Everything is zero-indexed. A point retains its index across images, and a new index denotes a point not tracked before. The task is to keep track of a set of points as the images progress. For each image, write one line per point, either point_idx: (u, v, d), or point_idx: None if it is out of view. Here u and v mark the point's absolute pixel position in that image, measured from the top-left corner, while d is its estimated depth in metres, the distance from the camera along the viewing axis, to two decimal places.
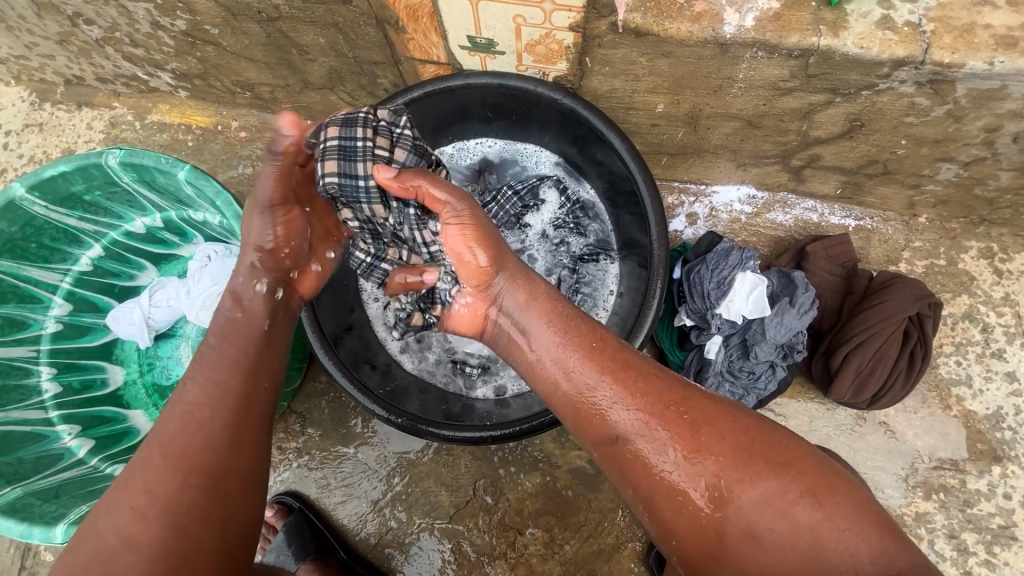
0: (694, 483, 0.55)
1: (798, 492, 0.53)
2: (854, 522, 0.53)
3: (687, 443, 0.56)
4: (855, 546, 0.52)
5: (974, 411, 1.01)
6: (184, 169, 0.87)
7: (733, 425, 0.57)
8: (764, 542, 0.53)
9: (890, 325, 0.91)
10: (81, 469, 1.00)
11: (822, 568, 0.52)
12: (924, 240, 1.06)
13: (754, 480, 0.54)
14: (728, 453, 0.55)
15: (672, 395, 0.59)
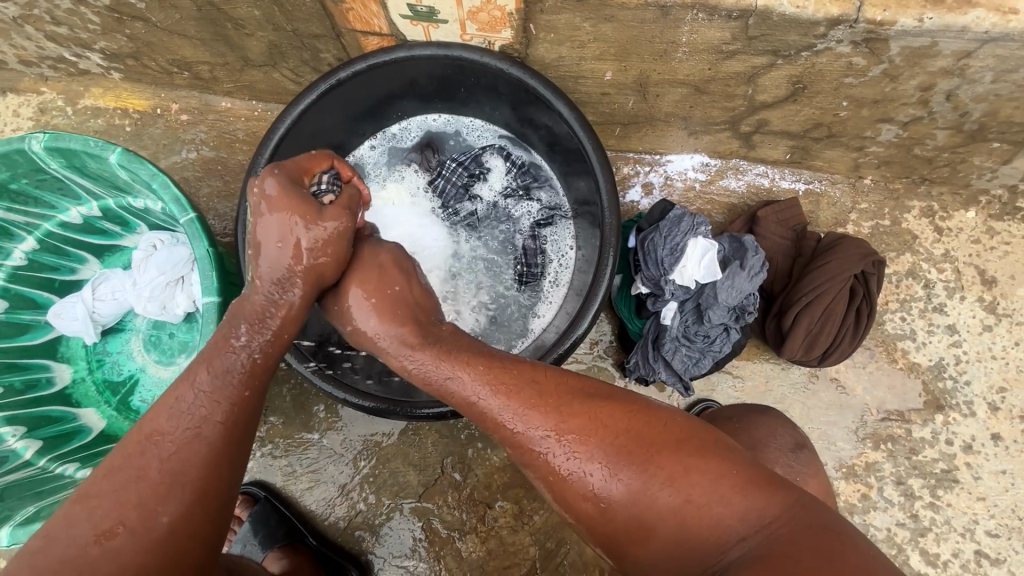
0: (580, 492, 0.57)
1: (662, 481, 0.55)
2: (716, 496, 0.54)
3: (567, 462, 0.57)
4: (726, 521, 0.53)
5: (918, 363, 1.06)
6: (115, 152, 0.82)
7: (604, 431, 0.57)
8: (642, 532, 0.55)
9: (837, 284, 0.94)
10: (27, 471, 0.95)
11: (698, 546, 0.54)
12: (869, 202, 1.10)
13: (625, 479, 0.55)
14: (601, 460, 0.56)
15: (548, 414, 0.59)
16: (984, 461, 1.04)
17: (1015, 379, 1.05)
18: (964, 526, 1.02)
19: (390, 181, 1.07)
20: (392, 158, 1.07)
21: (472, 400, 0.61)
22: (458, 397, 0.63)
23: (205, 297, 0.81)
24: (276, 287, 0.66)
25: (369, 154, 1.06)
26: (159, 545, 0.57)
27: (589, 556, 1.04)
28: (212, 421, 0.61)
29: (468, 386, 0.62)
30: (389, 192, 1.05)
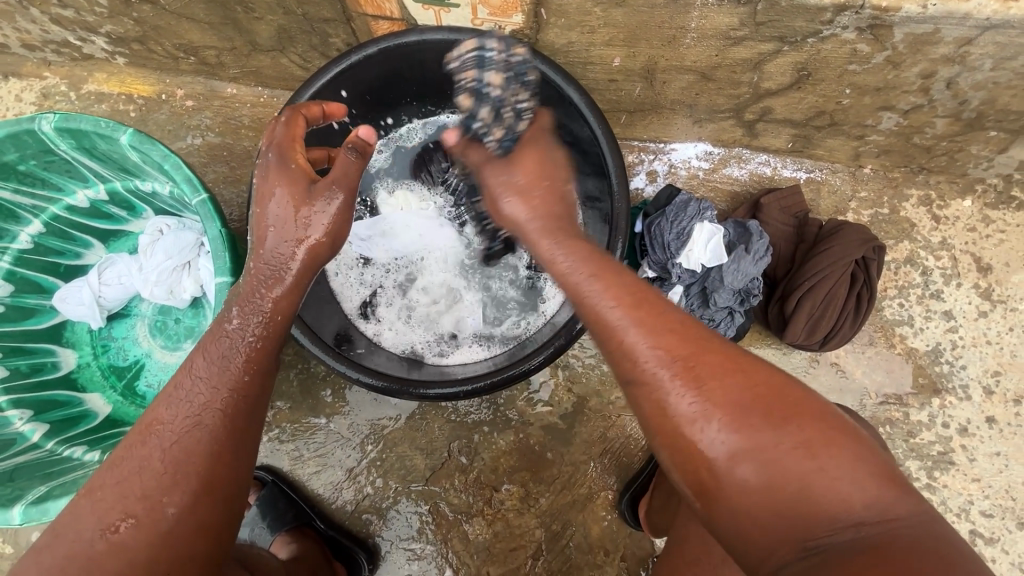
0: (695, 429, 0.51)
1: (793, 443, 0.48)
2: (849, 477, 0.47)
3: (692, 391, 0.51)
4: (855, 506, 0.46)
5: (916, 348, 1.08)
6: (127, 133, 0.82)
7: (743, 377, 0.52)
8: (752, 487, 0.48)
9: (839, 269, 0.95)
10: (36, 453, 0.95)
11: (812, 520, 0.46)
12: (869, 190, 1.12)
13: (752, 430, 0.49)
14: (730, 403, 0.50)
15: (684, 343, 0.53)
16: (979, 443, 1.06)
17: (1009, 364, 1.08)
18: (960, 507, 1.05)
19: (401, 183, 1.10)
20: (400, 157, 1.10)
21: (603, 307, 0.56)
22: (586, 303, 0.58)
23: (218, 277, 0.81)
24: (274, 266, 0.64)
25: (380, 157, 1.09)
26: (171, 526, 0.55)
27: (594, 537, 1.06)
28: (209, 405, 0.59)
29: (601, 296, 0.57)
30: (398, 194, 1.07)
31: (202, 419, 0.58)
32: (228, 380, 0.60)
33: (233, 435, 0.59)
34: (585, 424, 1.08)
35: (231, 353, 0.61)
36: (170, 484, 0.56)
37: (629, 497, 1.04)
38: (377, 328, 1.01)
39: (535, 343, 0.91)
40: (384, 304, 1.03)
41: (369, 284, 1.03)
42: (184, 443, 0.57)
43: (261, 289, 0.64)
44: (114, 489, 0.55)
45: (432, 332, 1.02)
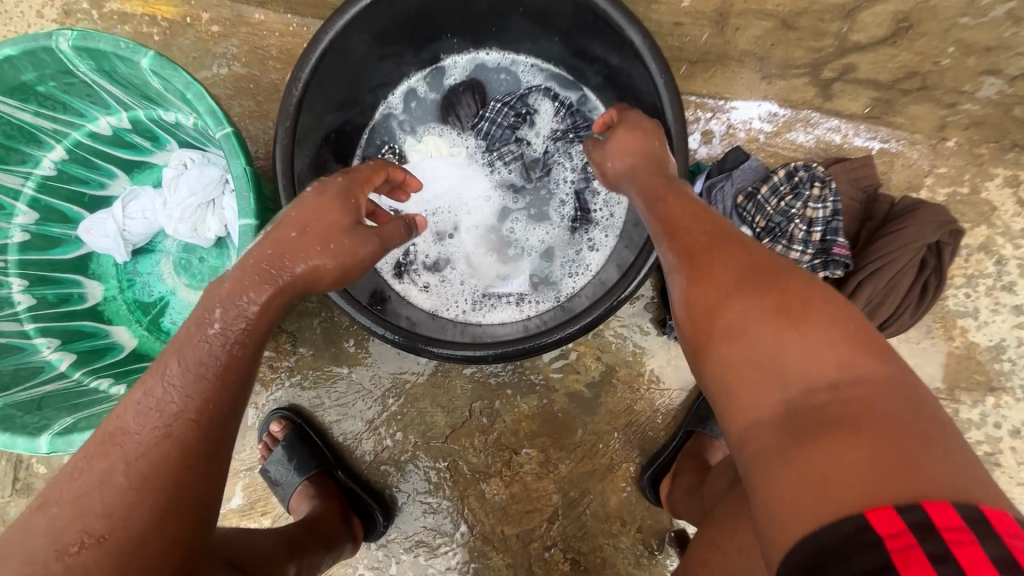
0: (692, 298, 0.54)
1: (774, 312, 0.49)
2: (825, 347, 0.46)
3: (694, 267, 0.55)
4: (831, 367, 0.46)
5: (977, 342, 1.01)
6: (148, 57, 0.76)
7: (748, 258, 0.54)
8: (736, 351, 0.50)
9: (908, 253, 0.86)
10: (64, 383, 0.96)
11: (784, 385, 0.47)
12: (948, 166, 1.01)
13: (740, 300, 0.51)
14: (728, 275, 0.53)
15: (707, 228, 0.58)
16: None
17: None
18: None
19: (428, 128, 1.03)
20: (425, 101, 1.03)
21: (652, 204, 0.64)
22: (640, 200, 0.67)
23: (242, 221, 0.76)
24: (276, 269, 0.59)
25: (405, 99, 1.02)
26: (167, 516, 0.49)
27: (612, 508, 1.04)
28: (179, 414, 0.52)
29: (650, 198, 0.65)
30: (426, 144, 1.01)
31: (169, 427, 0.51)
32: (201, 385, 0.53)
33: (201, 443, 0.52)
34: (611, 395, 1.05)
35: (210, 359, 0.54)
36: (134, 500, 0.49)
37: (653, 472, 1.02)
38: (412, 287, 0.97)
39: (582, 306, 0.86)
40: (417, 261, 0.98)
41: None
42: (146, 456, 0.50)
43: (249, 290, 0.57)
44: (72, 505, 0.48)
45: (468, 289, 0.98)
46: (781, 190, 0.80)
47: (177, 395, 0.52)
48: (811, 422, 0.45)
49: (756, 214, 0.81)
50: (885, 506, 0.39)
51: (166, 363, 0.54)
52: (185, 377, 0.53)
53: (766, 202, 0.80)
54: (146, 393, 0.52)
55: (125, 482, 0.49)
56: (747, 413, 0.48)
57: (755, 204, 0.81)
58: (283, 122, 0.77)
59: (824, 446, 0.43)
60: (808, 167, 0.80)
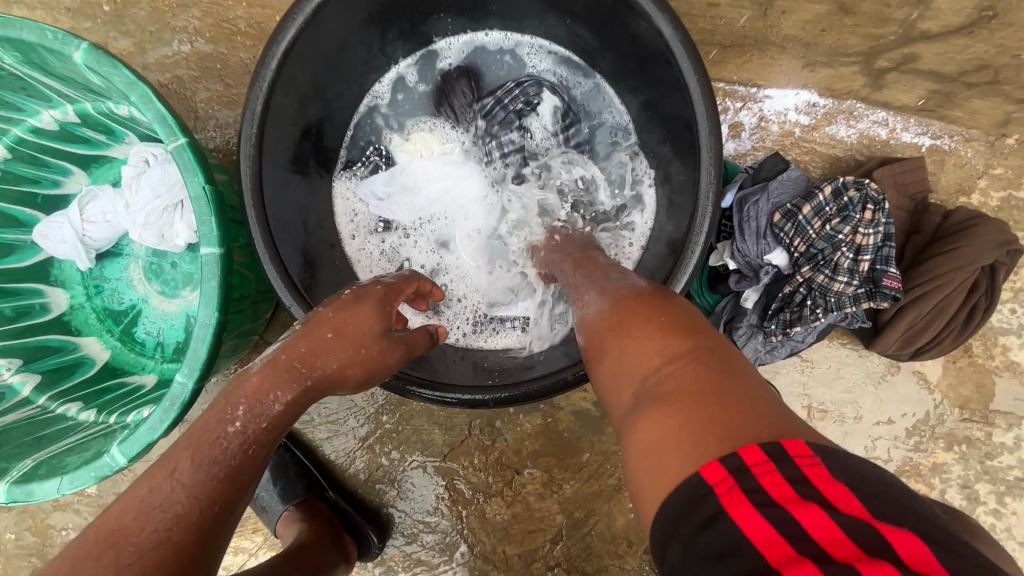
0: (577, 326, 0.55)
1: (616, 312, 0.50)
2: (656, 331, 0.45)
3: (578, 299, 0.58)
4: (661, 347, 0.44)
5: (1018, 362, 0.93)
6: (81, 50, 0.64)
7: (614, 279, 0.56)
8: (598, 361, 0.49)
9: (961, 277, 0.77)
10: (27, 410, 0.89)
11: (629, 378, 0.45)
12: (1006, 167, 0.90)
13: (599, 312, 0.52)
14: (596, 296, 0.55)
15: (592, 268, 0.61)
16: None
17: None
18: None
19: (417, 124, 0.92)
20: (417, 90, 0.91)
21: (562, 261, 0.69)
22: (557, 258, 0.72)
23: (204, 248, 0.66)
24: (305, 368, 0.53)
25: (391, 91, 0.90)
26: None
27: (618, 528, 1.00)
28: (183, 517, 0.44)
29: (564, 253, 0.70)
30: (414, 143, 0.91)
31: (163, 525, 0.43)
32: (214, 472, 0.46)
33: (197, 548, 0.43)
34: None
35: (228, 457, 0.47)
36: None
37: None
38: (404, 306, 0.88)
39: None
40: None
41: (395, 253, 0.89)
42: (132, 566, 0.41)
43: (279, 385, 0.51)
44: None
45: (467, 309, 0.88)
46: (826, 211, 0.70)
47: (182, 495, 0.44)
48: (651, 402, 0.42)
49: (796, 236, 0.70)
50: (711, 454, 0.36)
51: (174, 456, 0.46)
52: (197, 476, 0.45)
53: (809, 224, 0.70)
54: (147, 490, 0.44)
55: None
56: (617, 415, 0.46)
57: (797, 225, 0.70)
58: (246, 124, 0.66)
59: (657, 415, 0.40)
60: (860, 185, 0.69)
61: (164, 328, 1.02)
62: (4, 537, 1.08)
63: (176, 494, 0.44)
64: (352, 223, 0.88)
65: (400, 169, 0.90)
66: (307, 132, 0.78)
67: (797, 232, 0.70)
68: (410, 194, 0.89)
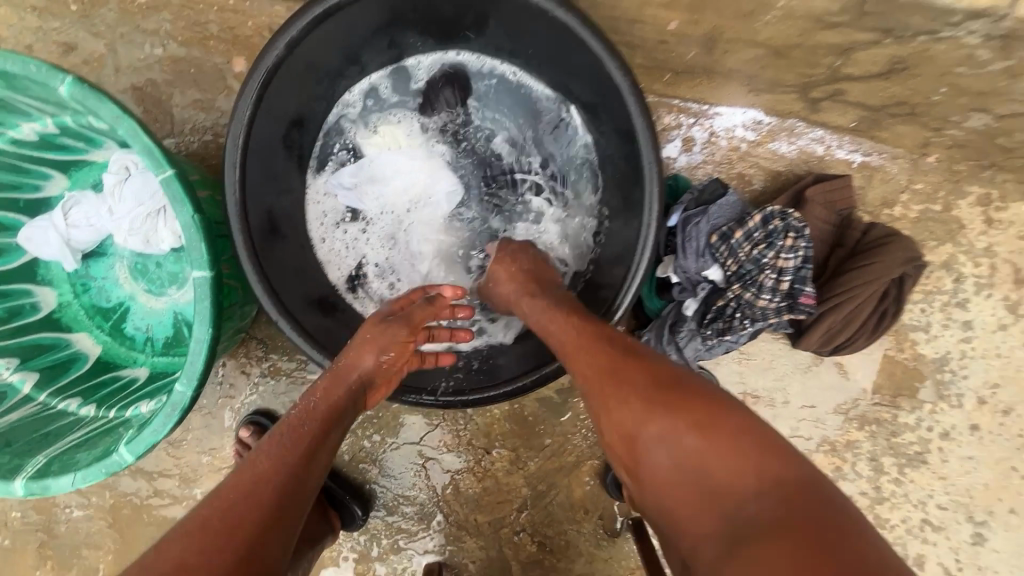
0: (622, 425, 0.61)
1: (685, 427, 0.56)
2: (734, 453, 0.54)
3: (608, 391, 0.63)
4: (747, 474, 0.52)
5: (924, 354, 1.06)
6: (65, 83, 0.67)
7: (648, 372, 0.62)
8: (664, 472, 0.57)
9: (870, 288, 0.88)
10: (30, 407, 0.95)
11: (711, 497, 0.53)
12: (926, 183, 1.00)
13: (658, 421, 0.58)
14: (640, 395, 0.60)
15: (610, 348, 0.66)
16: (957, 447, 1.08)
17: (1010, 376, 1.06)
18: (920, 500, 1.09)
19: (386, 125, 0.96)
20: (385, 97, 0.96)
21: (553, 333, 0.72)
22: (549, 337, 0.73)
23: (195, 272, 0.72)
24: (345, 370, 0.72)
25: (360, 96, 0.95)
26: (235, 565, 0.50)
27: (576, 498, 1.13)
28: (267, 474, 0.58)
29: (560, 323, 0.72)
30: (382, 136, 0.96)
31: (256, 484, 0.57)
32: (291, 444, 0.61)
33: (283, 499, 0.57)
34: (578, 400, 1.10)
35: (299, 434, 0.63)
36: (216, 545, 0.51)
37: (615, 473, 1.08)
38: (368, 301, 0.95)
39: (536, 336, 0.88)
40: (373, 273, 0.96)
41: (359, 251, 0.96)
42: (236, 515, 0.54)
43: (325, 385, 0.70)
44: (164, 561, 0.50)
45: None
46: (755, 236, 0.79)
47: (269, 460, 0.59)
48: (745, 535, 0.49)
49: (728, 256, 0.81)
50: None
51: (263, 443, 0.63)
52: (280, 447, 0.61)
53: (739, 246, 0.80)
54: (245, 465, 0.60)
55: (215, 533, 0.52)
56: (691, 533, 0.54)
57: (728, 246, 0.80)
58: (231, 150, 0.72)
59: (757, 544, 0.48)
60: (784, 215, 0.78)
61: (153, 324, 1.07)
62: (11, 515, 1.16)
63: (267, 459, 0.60)
64: (319, 221, 0.94)
65: (369, 163, 0.96)
66: (283, 146, 0.84)
67: (729, 253, 0.81)
68: (378, 189, 0.96)
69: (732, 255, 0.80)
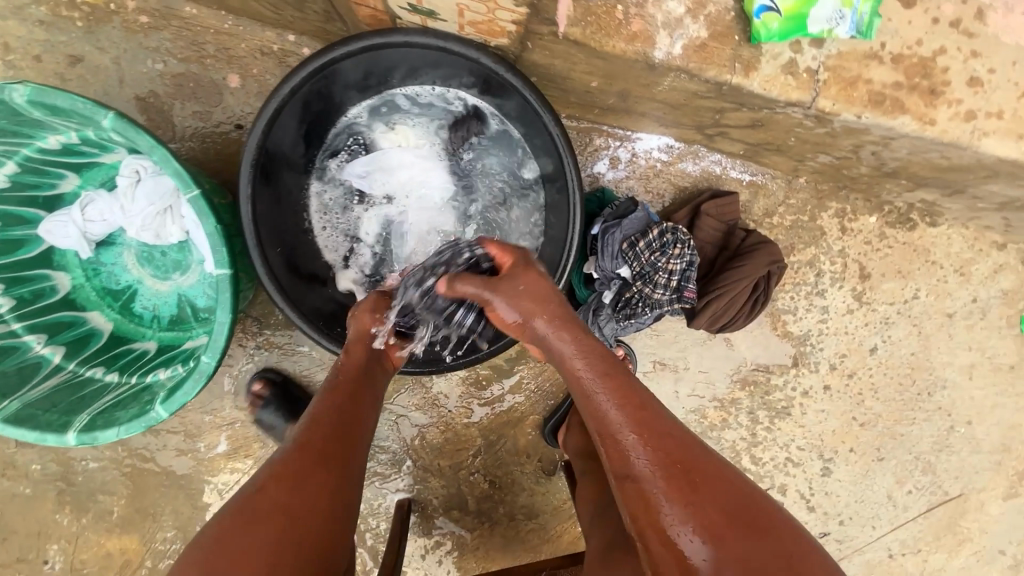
0: (682, 532, 0.65)
1: (769, 554, 0.64)
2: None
3: (682, 495, 0.67)
4: None
5: (791, 331, 1.36)
6: (108, 118, 0.84)
7: (722, 486, 0.69)
8: None
9: (743, 283, 1.15)
10: (63, 375, 1.12)
11: None
12: (797, 198, 1.28)
13: (734, 538, 0.65)
14: (715, 506, 0.67)
15: (677, 452, 0.70)
16: (813, 402, 1.40)
17: (854, 348, 1.38)
18: (785, 443, 1.42)
19: (400, 128, 1.14)
20: (383, 114, 1.13)
21: (609, 416, 0.73)
22: (596, 411, 0.74)
23: (219, 269, 0.91)
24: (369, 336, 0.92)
25: (381, 103, 1.12)
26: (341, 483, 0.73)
27: (521, 446, 1.40)
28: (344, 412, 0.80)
29: (612, 400, 0.74)
30: (393, 138, 1.14)
31: (307, 454, 0.72)
32: (331, 424, 0.77)
33: (334, 470, 0.73)
34: (523, 366, 1.36)
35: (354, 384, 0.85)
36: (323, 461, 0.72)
37: (551, 425, 1.35)
38: (349, 276, 1.15)
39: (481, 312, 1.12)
40: (356, 252, 1.15)
41: (347, 234, 1.15)
42: (305, 493, 0.69)
43: (357, 345, 0.91)
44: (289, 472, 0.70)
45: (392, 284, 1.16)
46: (652, 246, 1.04)
47: (343, 402, 0.81)
48: None
49: (633, 261, 1.05)
50: None
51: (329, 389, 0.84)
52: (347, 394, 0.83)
53: (640, 253, 1.04)
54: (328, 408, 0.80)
55: (323, 460, 0.73)
56: None
57: (633, 253, 1.05)
58: (246, 166, 0.90)
59: None
60: (674, 231, 1.03)
61: (159, 304, 1.24)
62: (31, 467, 1.33)
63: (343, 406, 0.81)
64: (322, 206, 1.14)
65: (381, 156, 1.14)
66: (289, 155, 1.02)
67: (634, 258, 1.05)
68: (384, 179, 1.14)
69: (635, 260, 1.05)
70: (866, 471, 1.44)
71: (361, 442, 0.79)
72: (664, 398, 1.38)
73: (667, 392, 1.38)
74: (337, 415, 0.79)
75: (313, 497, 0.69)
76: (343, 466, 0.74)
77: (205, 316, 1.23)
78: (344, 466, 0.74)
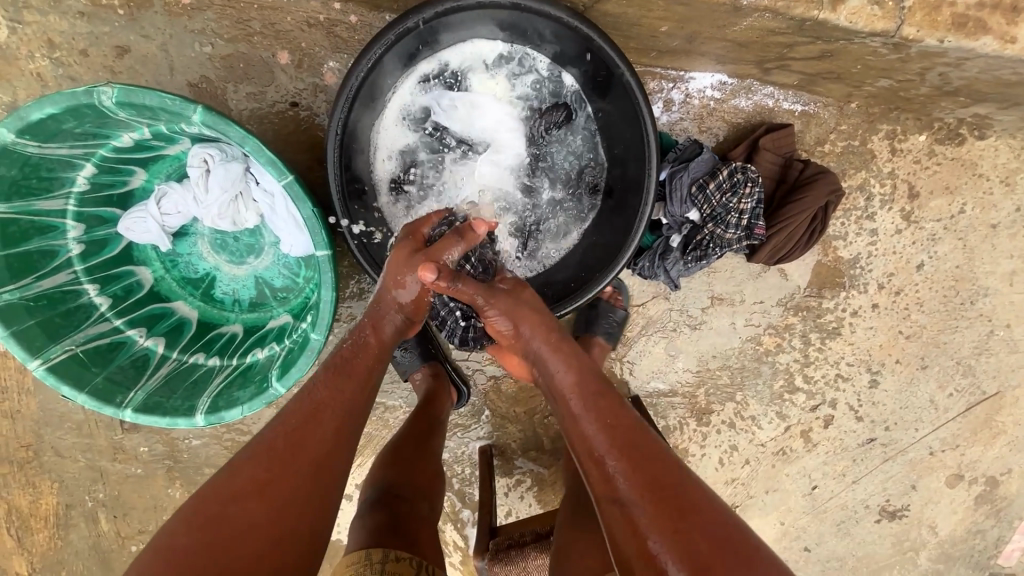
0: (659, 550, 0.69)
1: None
2: None
3: (662, 524, 0.71)
4: None
5: (842, 256, 1.41)
6: (197, 112, 0.85)
7: (704, 518, 0.71)
8: None
9: (802, 216, 1.19)
10: (171, 363, 1.18)
11: None
12: (848, 124, 1.30)
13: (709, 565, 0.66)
14: (691, 531, 0.69)
15: (653, 480, 0.75)
16: (862, 321, 1.47)
17: (902, 267, 1.43)
18: (836, 361, 1.50)
19: (467, 80, 1.12)
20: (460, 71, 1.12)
21: (594, 443, 0.80)
22: (586, 440, 0.81)
23: (318, 250, 0.95)
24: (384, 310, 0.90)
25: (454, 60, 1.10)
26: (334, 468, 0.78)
27: None
28: (353, 396, 0.84)
29: (597, 426, 0.82)
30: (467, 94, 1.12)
31: (293, 466, 0.75)
32: (320, 425, 0.79)
33: (315, 487, 0.75)
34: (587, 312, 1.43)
35: (362, 356, 0.88)
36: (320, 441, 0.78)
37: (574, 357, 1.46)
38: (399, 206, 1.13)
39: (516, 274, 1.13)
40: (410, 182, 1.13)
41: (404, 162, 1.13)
42: (289, 484, 0.74)
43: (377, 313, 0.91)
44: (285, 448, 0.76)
45: None
46: (723, 185, 1.07)
47: (349, 381, 0.85)
48: None
49: (702, 203, 1.09)
50: None
51: (336, 360, 0.88)
52: (356, 375, 0.86)
53: (710, 194, 1.08)
54: (334, 386, 0.84)
55: (322, 443, 0.78)
56: None
57: (702, 194, 1.08)
58: (332, 138, 0.94)
59: None
60: (744, 170, 1.06)
61: (238, 288, 1.27)
62: (139, 450, 1.43)
63: (353, 388, 0.85)
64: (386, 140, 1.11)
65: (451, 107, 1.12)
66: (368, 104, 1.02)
67: (704, 199, 1.08)
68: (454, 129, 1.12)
69: (705, 202, 1.08)
70: (910, 379, 1.53)
71: (350, 450, 0.81)
72: (722, 330, 1.46)
73: (724, 325, 1.45)
74: (334, 413, 0.81)
75: (277, 518, 0.71)
76: (336, 452, 0.79)
77: (284, 295, 1.27)
78: (338, 454, 0.79)
